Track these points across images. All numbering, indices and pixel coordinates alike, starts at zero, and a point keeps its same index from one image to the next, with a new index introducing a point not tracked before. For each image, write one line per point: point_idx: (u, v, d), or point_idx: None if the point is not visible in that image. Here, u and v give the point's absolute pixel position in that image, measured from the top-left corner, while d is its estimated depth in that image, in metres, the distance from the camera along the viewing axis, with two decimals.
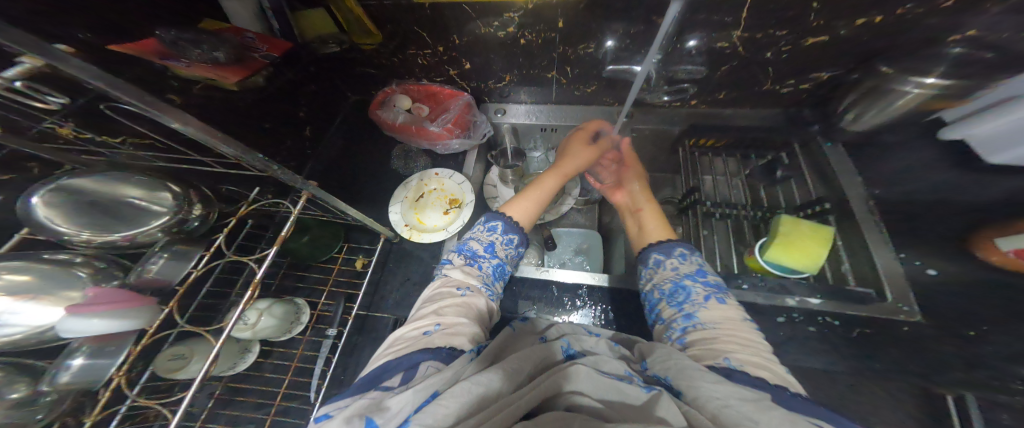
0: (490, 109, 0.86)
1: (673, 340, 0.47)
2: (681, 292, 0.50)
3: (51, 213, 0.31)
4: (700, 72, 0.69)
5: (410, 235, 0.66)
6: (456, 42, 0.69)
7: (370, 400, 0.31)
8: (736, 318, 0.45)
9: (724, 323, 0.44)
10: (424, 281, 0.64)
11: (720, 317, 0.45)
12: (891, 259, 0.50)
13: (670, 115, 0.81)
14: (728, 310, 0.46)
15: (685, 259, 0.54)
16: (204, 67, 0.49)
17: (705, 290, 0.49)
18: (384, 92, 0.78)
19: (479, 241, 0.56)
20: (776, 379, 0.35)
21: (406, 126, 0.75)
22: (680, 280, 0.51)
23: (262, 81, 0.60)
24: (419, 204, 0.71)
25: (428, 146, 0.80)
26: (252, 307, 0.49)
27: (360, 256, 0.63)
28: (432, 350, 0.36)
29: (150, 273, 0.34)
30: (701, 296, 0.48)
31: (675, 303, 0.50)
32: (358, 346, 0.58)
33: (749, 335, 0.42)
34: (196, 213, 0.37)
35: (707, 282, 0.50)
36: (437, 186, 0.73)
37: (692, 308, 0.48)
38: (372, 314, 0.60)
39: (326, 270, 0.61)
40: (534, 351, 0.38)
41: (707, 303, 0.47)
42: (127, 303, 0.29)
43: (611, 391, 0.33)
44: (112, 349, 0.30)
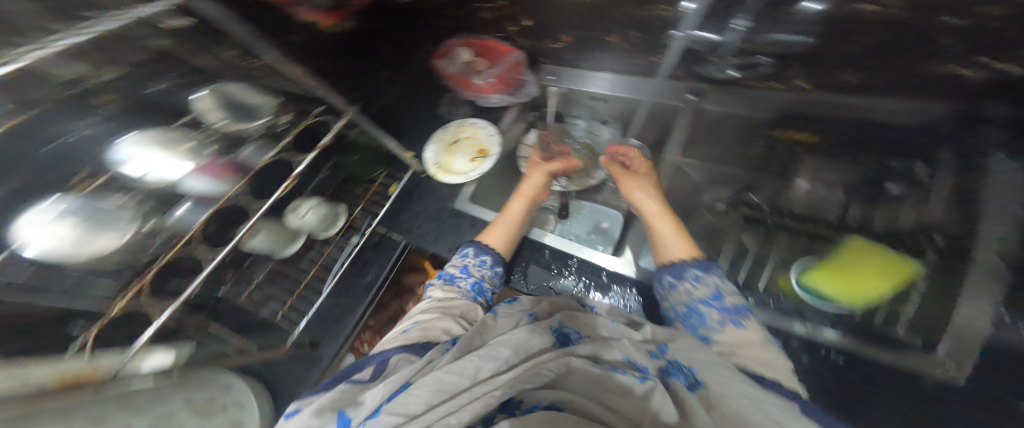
0: (544, 70, 0.83)
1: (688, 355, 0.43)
2: (697, 316, 0.46)
3: (203, 107, 0.51)
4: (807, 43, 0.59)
5: (435, 173, 0.77)
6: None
7: (341, 393, 0.34)
8: (752, 340, 0.41)
9: (739, 345, 0.40)
10: (436, 219, 0.74)
11: (737, 340, 0.41)
12: (983, 311, 0.37)
13: (762, 98, 0.64)
14: (746, 332, 0.42)
15: (701, 281, 0.48)
16: (314, 13, 0.68)
17: (721, 315, 0.45)
18: (448, 45, 0.87)
19: (455, 265, 0.61)
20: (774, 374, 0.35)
21: (455, 76, 0.83)
22: (694, 305, 0.47)
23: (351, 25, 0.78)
24: (452, 148, 0.79)
25: (472, 99, 0.85)
26: (304, 203, 0.64)
27: (392, 184, 0.77)
28: (405, 347, 0.41)
29: (242, 155, 0.52)
30: (718, 322, 0.44)
31: (689, 325, 0.47)
32: (369, 260, 0.72)
33: (762, 352, 0.39)
34: None
35: (733, 304, 0.45)
36: (470, 134, 0.80)
37: (708, 332, 0.44)
38: (390, 235, 0.74)
39: (367, 189, 0.75)
40: (515, 335, 0.38)
41: (723, 327, 0.43)
42: (220, 172, 0.48)
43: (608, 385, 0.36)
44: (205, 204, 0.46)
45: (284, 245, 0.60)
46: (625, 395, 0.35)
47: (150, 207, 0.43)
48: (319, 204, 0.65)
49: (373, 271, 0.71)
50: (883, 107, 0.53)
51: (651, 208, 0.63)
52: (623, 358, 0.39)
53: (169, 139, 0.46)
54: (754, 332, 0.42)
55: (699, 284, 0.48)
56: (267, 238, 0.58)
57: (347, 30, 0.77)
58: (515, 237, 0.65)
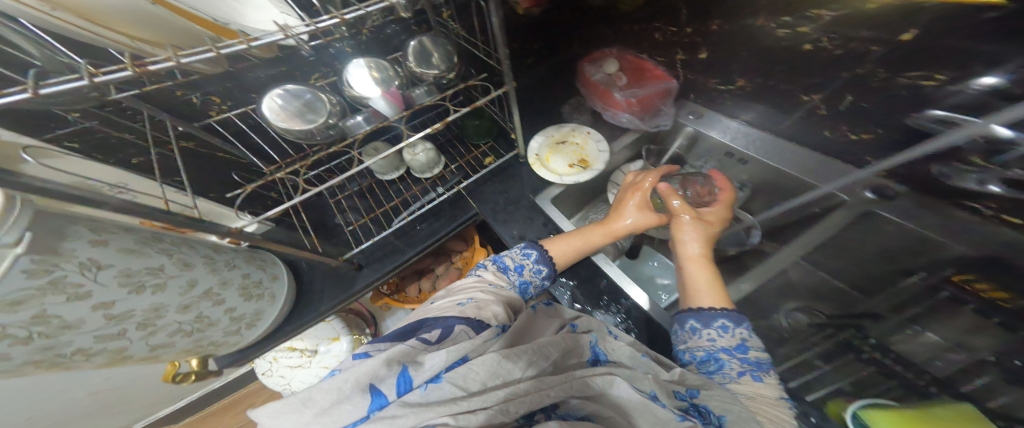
0: (686, 107, 0.83)
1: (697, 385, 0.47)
2: (715, 363, 0.48)
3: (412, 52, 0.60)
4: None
5: (532, 163, 0.77)
6: (712, 28, 0.70)
7: (408, 347, 0.33)
8: (771, 396, 0.43)
9: (759, 399, 0.42)
10: (514, 203, 0.77)
11: (752, 392, 0.44)
12: None
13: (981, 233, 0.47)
14: (767, 389, 0.44)
15: (726, 333, 0.49)
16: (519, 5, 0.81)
17: (742, 366, 0.47)
18: (600, 52, 0.89)
19: (512, 259, 0.61)
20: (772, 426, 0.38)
21: (597, 83, 0.84)
22: (716, 353, 0.48)
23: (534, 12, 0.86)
24: (557, 147, 0.80)
25: (600, 110, 0.85)
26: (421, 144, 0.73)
27: (491, 156, 0.80)
28: (466, 318, 0.42)
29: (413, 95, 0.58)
30: (737, 371, 0.46)
31: (706, 371, 0.48)
32: (439, 213, 0.75)
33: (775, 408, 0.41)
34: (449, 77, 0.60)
35: (756, 358, 0.47)
36: (580, 141, 0.80)
37: (723, 378, 0.46)
38: (466, 199, 0.77)
39: (470, 151, 0.82)
40: (561, 339, 0.40)
41: (741, 377, 0.45)
42: (394, 101, 0.56)
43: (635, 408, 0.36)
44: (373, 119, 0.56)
45: (391, 168, 0.74)
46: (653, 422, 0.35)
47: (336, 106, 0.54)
48: (432, 150, 0.74)
49: (433, 225, 0.74)
50: None
51: (690, 251, 0.63)
52: (648, 390, 0.38)
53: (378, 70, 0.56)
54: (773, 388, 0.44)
55: (726, 334, 0.49)
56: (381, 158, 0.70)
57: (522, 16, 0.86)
58: (577, 251, 0.64)
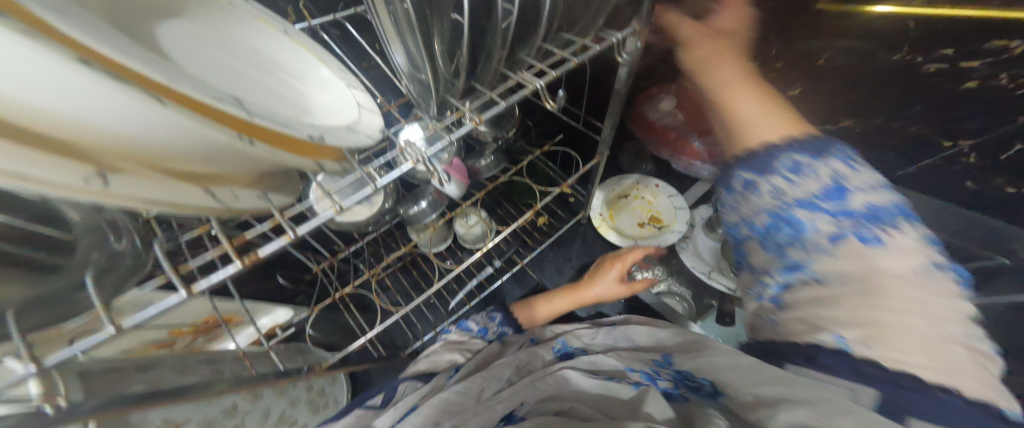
0: None
1: (768, 286, 0.34)
2: (789, 229, 0.33)
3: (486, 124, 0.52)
4: None
5: (598, 225, 0.72)
6: (825, 57, 0.58)
7: (354, 418, 0.35)
8: (911, 270, 0.26)
9: (864, 268, 0.27)
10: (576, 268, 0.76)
11: (860, 264, 0.28)
12: None
13: None
14: (898, 253, 0.27)
15: (802, 175, 0.33)
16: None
17: (837, 223, 0.30)
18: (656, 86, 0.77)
19: (476, 321, 0.54)
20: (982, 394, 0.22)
21: (665, 130, 0.73)
22: (788, 211, 0.33)
23: None
24: (620, 203, 0.75)
25: (665, 158, 0.75)
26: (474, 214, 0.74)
27: (544, 216, 0.80)
28: (413, 376, 0.42)
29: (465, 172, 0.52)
30: (827, 236, 0.30)
31: (781, 242, 0.33)
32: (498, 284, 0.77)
33: (911, 298, 0.25)
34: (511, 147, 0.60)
35: (869, 205, 0.30)
36: (647, 197, 0.74)
37: (807, 254, 0.31)
38: (527, 267, 0.78)
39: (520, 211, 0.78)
40: (514, 358, 0.44)
41: (836, 245, 0.30)
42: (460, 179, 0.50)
43: (907, 395, 0.22)
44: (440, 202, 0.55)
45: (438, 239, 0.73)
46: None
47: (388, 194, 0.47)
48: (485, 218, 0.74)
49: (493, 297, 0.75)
50: None
51: (727, 80, 0.41)
52: (623, 368, 0.41)
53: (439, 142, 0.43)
54: (921, 252, 0.28)
55: (806, 176, 0.32)
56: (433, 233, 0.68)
57: None
58: (547, 314, 0.62)
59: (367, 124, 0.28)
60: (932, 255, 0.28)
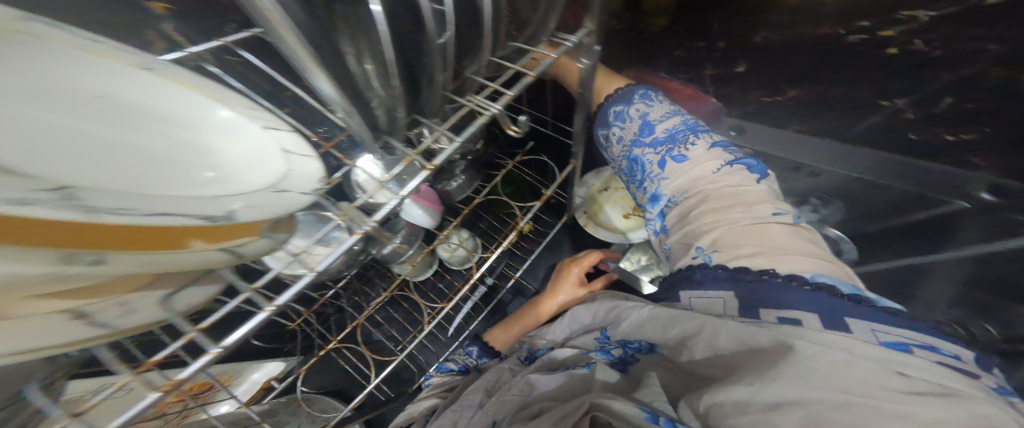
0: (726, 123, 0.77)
1: (653, 208, 0.45)
2: (637, 165, 0.47)
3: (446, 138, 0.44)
4: None
5: (585, 223, 0.75)
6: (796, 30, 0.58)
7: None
8: (706, 169, 0.40)
9: (692, 187, 0.40)
10: None
11: (683, 176, 0.41)
12: None
13: None
14: (699, 160, 0.41)
15: (627, 120, 0.49)
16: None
17: (657, 154, 0.44)
18: None
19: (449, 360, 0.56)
20: (798, 264, 0.30)
21: None
22: (631, 153, 0.48)
23: None
24: (602, 197, 0.75)
25: None
26: (456, 235, 0.70)
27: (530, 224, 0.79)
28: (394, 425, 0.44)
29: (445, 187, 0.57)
30: (658, 164, 0.44)
31: (637, 180, 0.48)
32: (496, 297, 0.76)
33: (727, 194, 0.37)
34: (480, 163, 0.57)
35: (665, 133, 0.44)
36: (626, 186, 0.75)
37: (656, 183, 0.44)
38: (523, 279, 0.78)
39: (505, 223, 0.77)
40: (484, 379, 0.42)
41: (663, 168, 0.43)
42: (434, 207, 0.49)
43: (754, 293, 0.29)
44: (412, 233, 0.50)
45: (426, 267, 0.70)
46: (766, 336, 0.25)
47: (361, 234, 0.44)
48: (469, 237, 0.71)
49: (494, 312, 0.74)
50: None
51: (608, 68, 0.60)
52: (580, 351, 0.39)
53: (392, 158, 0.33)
54: (713, 157, 0.40)
55: (626, 121, 0.49)
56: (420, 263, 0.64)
57: None
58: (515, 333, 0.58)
59: (300, 175, 0.22)
60: (724, 157, 0.40)
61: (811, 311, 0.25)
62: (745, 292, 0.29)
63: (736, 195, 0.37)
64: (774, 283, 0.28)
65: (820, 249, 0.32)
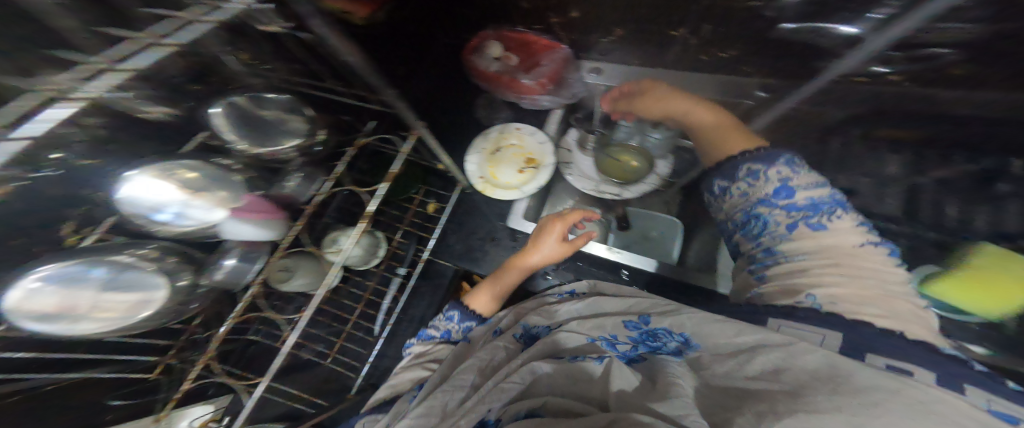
0: (585, 66, 0.74)
1: (753, 277, 0.37)
2: (759, 223, 0.37)
3: (222, 121, 0.36)
4: (965, 31, 0.42)
5: (484, 189, 0.67)
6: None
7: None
8: (853, 243, 0.32)
9: (818, 254, 0.32)
10: (492, 238, 0.69)
11: (815, 246, 0.32)
12: None
13: (846, 97, 0.54)
14: (841, 235, 0.32)
15: (757, 178, 0.38)
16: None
17: (791, 217, 0.35)
18: (479, 36, 0.74)
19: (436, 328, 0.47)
20: (931, 334, 0.24)
21: (497, 76, 0.72)
22: (753, 210, 0.38)
23: (382, 17, 0.67)
24: (496, 157, 0.70)
25: (513, 100, 0.75)
26: (344, 235, 0.55)
27: (431, 201, 0.69)
28: (371, 408, 0.38)
29: (287, 188, 0.40)
30: (785, 226, 0.35)
31: (751, 236, 0.38)
32: (419, 291, 0.68)
33: (858, 263, 0.30)
34: (321, 137, 0.40)
35: (810, 201, 0.34)
36: (516, 142, 0.70)
37: (772, 242, 0.36)
38: (436, 261, 0.69)
39: (405, 208, 0.67)
40: (478, 356, 0.36)
41: (793, 233, 0.34)
42: (267, 214, 0.35)
43: (864, 340, 0.22)
44: (255, 255, 0.37)
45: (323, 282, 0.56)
46: (867, 371, 0.18)
47: (175, 262, 0.30)
48: (363, 234, 0.58)
49: (420, 306, 0.66)
50: None
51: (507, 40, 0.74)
52: (587, 340, 0.34)
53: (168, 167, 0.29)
54: (856, 231, 0.33)
55: (757, 181, 0.38)
56: (305, 279, 0.52)
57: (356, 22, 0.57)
58: (495, 296, 0.51)
59: None
60: (870, 236, 0.32)
61: (920, 368, 0.19)
62: (858, 337, 0.23)
63: (850, 255, 0.30)
64: (898, 341, 0.22)
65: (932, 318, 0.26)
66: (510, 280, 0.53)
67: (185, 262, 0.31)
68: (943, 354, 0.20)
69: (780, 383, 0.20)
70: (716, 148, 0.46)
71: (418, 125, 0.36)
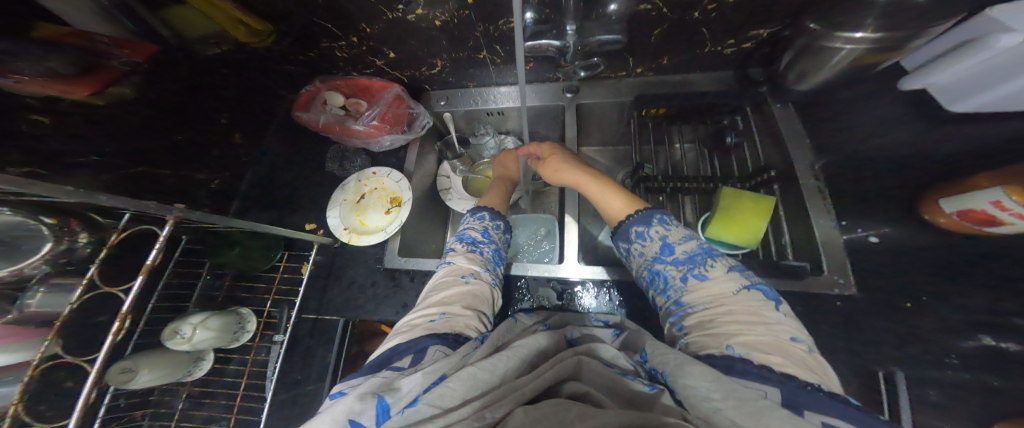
0: (431, 97, 0.81)
1: (675, 328, 0.44)
2: (660, 278, 0.48)
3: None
4: (621, 41, 0.62)
5: (349, 239, 0.67)
6: (368, 30, 0.62)
7: (383, 378, 0.32)
8: (728, 291, 0.41)
9: (716, 301, 0.41)
10: (372, 283, 0.69)
11: (709, 297, 0.42)
12: (829, 227, 0.51)
13: (617, 87, 0.73)
14: (719, 282, 0.42)
15: (647, 239, 0.50)
16: (41, 83, 0.45)
17: (681, 270, 0.45)
18: (309, 91, 0.74)
19: (475, 229, 0.58)
20: (788, 363, 0.31)
21: (331, 127, 0.72)
22: (654, 266, 0.48)
23: (131, 91, 0.55)
24: (361, 205, 0.72)
25: (362, 145, 0.76)
26: (186, 322, 0.53)
27: (300, 263, 0.70)
28: (436, 336, 0.38)
29: (34, 305, 0.38)
30: (680, 278, 0.45)
31: (661, 290, 0.48)
32: (309, 351, 0.65)
33: (744, 307, 0.39)
34: (82, 239, 0.42)
35: (687, 255, 0.46)
36: (376, 185, 0.74)
37: (678, 294, 0.45)
38: (322, 317, 0.67)
39: (272, 277, 0.68)
40: (536, 338, 0.37)
41: (688, 283, 0.44)
42: (13, 338, 0.35)
43: (801, 395, 0.27)
44: (9, 380, 0.36)
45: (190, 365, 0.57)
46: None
47: None
48: (214, 315, 0.56)
49: (310, 368, 0.64)
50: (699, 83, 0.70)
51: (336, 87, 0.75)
52: (630, 366, 0.36)
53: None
54: (733, 276, 0.43)
55: (648, 241, 0.49)
56: (157, 373, 0.51)
57: (119, 106, 0.54)
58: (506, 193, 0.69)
59: None
60: (740, 279, 0.42)
61: (844, 422, 0.25)
62: (793, 393, 0.28)
63: (746, 311, 0.38)
64: (816, 394, 0.27)
65: (812, 362, 0.32)
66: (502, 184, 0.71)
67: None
68: (807, 385, 0.29)
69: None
70: (611, 213, 0.57)
71: (84, 197, 0.30)
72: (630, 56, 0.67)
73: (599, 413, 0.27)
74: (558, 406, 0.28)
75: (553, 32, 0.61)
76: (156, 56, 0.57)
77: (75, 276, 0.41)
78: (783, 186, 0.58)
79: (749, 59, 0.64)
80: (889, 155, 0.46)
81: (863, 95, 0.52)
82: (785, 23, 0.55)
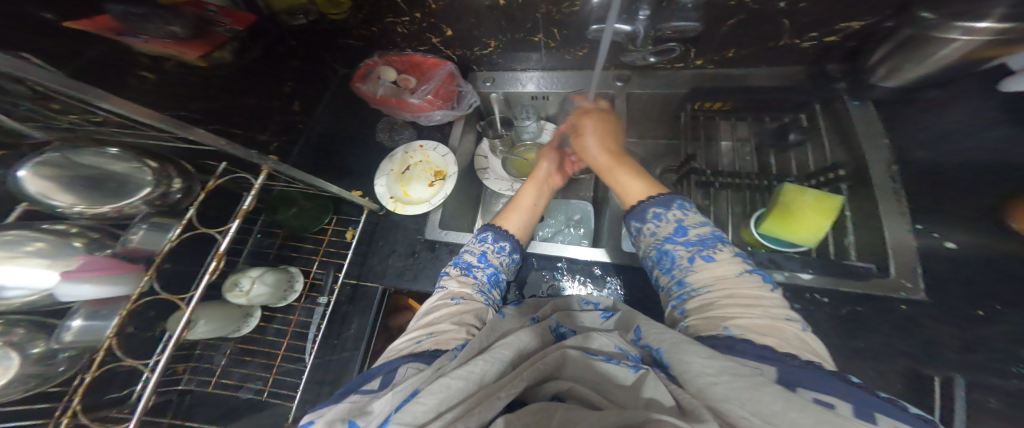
0: (478, 78, 0.81)
1: (674, 311, 0.43)
2: (667, 258, 0.47)
3: (41, 187, 0.36)
4: (697, 29, 0.59)
5: (395, 207, 0.71)
6: (433, 7, 0.63)
7: (352, 404, 0.32)
8: (730, 273, 0.41)
9: (716, 284, 0.41)
10: (411, 254, 0.71)
11: (712, 278, 0.41)
12: (904, 230, 0.48)
13: (672, 78, 0.71)
14: (723, 265, 0.42)
15: (661, 219, 0.49)
16: (162, 43, 0.51)
17: (689, 251, 0.45)
18: (366, 65, 0.76)
19: (473, 252, 0.57)
20: (786, 345, 0.31)
21: (386, 98, 0.74)
22: (663, 246, 0.47)
23: (228, 55, 0.61)
24: (405, 176, 0.75)
25: (412, 119, 0.78)
26: (246, 276, 0.57)
27: (348, 228, 0.73)
28: (413, 356, 0.39)
29: (134, 241, 0.42)
30: (686, 258, 0.44)
31: (665, 270, 0.47)
32: (348, 315, 0.69)
33: (748, 291, 0.38)
34: (175, 186, 0.45)
35: (698, 237, 0.45)
36: (421, 159, 0.76)
37: (682, 274, 0.44)
38: (362, 284, 0.70)
39: (320, 240, 0.72)
40: (516, 337, 0.37)
41: (695, 264, 0.43)
42: (111, 272, 0.38)
43: (794, 374, 0.27)
44: (106, 313, 0.40)
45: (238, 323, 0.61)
46: (804, 409, 0.22)
47: (24, 332, 0.37)
48: (269, 270, 0.60)
49: (350, 329, 0.67)
50: (760, 78, 0.67)
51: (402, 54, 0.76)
52: (616, 348, 0.38)
53: (14, 239, 0.35)
54: (733, 258, 0.43)
55: (662, 222, 0.48)
56: (211, 325, 0.55)
57: (217, 67, 0.60)
58: (531, 223, 0.64)
59: None
60: (743, 263, 0.42)
61: (835, 397, 0.24)
62: (788, 372, 0.27)
63: (750, 296, 0.38)
64: (818, 373, 0.27)
65: (810, 346, 0.32)
66: (531, 204, 0.65)
67: (36, 330, 0.38)
68: (807, 362, 0.29)
69: (744, 419, 0.24)
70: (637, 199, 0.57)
71: (208, 138, 0.35)
72: (693, 48, 0.65)
73: (581, 419, 0.27)
74: (540, 412, 0.28)
75: (623, 16, 0.58)
76: (252, 25, 0.64)
77: (169, 217, 0.45)
78: (851, 186, 0.55)
79: (828, 53, 0.62)
80: (974, 157, 0.44)
81: (959, 96, 0.48)
82: (885, 14, 0.52)
